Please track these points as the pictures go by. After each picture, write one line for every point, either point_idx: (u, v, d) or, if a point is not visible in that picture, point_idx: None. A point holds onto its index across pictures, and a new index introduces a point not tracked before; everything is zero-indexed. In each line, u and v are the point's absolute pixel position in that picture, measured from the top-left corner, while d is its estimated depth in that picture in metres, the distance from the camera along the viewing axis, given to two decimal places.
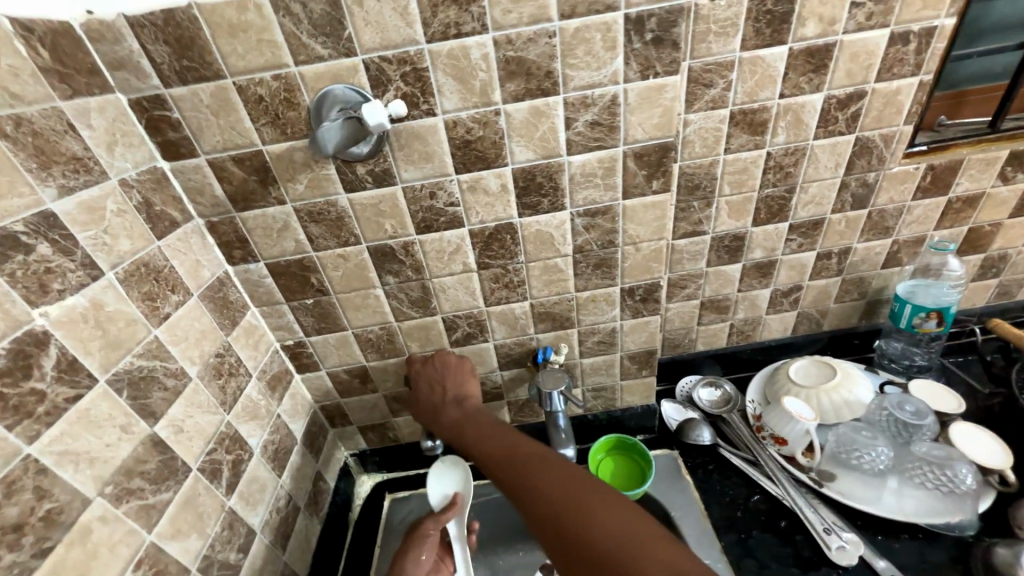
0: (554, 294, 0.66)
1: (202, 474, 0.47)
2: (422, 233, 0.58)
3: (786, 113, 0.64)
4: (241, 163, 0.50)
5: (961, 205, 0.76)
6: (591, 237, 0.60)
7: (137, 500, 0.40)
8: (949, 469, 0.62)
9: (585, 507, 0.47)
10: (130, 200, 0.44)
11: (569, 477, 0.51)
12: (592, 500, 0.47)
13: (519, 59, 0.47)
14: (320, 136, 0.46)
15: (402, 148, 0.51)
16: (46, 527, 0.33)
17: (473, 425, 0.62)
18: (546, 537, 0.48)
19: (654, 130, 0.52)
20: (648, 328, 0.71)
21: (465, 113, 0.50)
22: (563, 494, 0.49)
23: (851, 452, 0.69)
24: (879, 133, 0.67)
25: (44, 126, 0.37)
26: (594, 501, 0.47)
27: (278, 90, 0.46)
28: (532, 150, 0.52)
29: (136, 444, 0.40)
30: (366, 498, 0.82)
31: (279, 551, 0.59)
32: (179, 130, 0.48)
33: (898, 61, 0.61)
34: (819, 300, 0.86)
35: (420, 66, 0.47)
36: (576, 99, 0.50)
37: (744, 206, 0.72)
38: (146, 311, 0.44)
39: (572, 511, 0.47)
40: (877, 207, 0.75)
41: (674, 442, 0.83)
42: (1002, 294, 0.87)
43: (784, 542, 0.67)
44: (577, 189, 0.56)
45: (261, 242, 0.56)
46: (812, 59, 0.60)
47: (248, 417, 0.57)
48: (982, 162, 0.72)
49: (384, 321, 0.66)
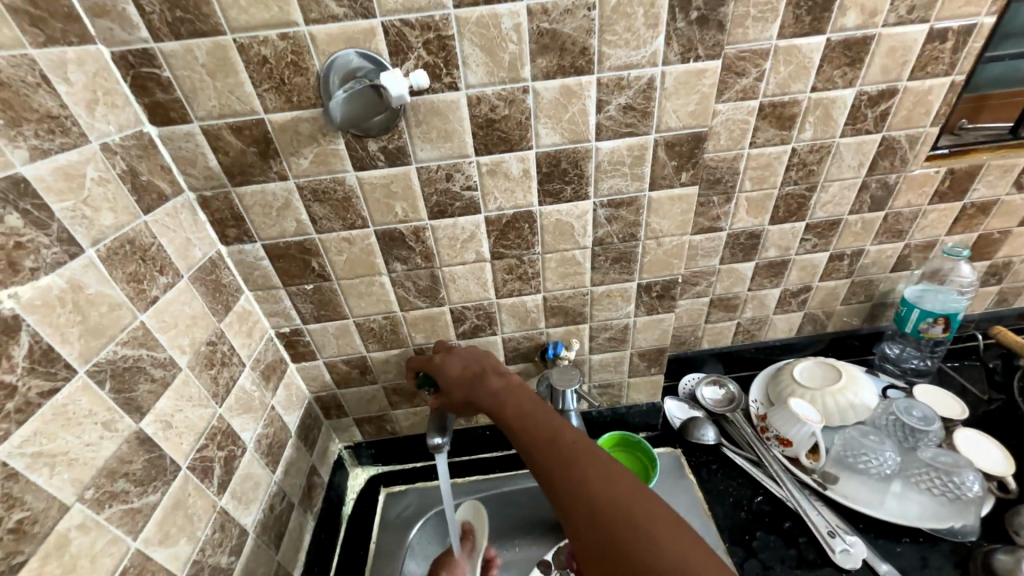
0: (568, 288, 0.63)
1: (192, 473, 0.43)
2: (435, 218, 0.54)
3: (816, 108, 0.62)
4: (240, 133, 0.45)
5: (974, 211, 0.76)
6: (613, 229, 0.57)
7: (121, 505, 0.36)
8: (957, 476, 0.63)
9: (633, 517, 0.37)
10: (113, 169, 0.39)
11: (619, 480, 0.40)
12: (645, 516, 0.37)
13: (553, 33, 0.43)
14: (337, 103, 0.43)
15: (420, 124, 0.47)
16: (18, 540, 0.29)
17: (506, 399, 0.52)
18: (577, 540, 0.39)
19: (688, 119, 0.49)
20: (661, 325, 0.69)
21: (491, 89, 0.45)
22: (609, 501, 0.39)
23: (858, 455, 0.69)
24: (905, 133, 0.66)
25: (13, 76, 0.32)
26: (643, 507, 0.38)
27: (284, 51, 0.41)
28: (559, 133, 0.49)
29: (120, 443, 0.36)
30: (360, 491, 0.79)
31: (273, 551, 0.55)
32: (170, 92, 0.42)
33: (933, 59, 0.59)
34: (826, 301, 0.85)
35: (445, 34, 0.42)
36: (611, 81, 0.46)
37: (764, 204, 0.70)
38: (131, 294, 0.39)
39: (613, 518, 0.38)
40: (894, 209, 0.74)
41: (677, 441, 0.82)
42: (1001, 302, 0.88)
43: (788, 544, 0.67)
44: (603, 177, 0.53)
45: (259, 221, 0.51)
46: (849, 52, 0.58)
47: (241, 409, 0.53)
48: (999, 169, 0.71)
49: (388, 310, 0.62)
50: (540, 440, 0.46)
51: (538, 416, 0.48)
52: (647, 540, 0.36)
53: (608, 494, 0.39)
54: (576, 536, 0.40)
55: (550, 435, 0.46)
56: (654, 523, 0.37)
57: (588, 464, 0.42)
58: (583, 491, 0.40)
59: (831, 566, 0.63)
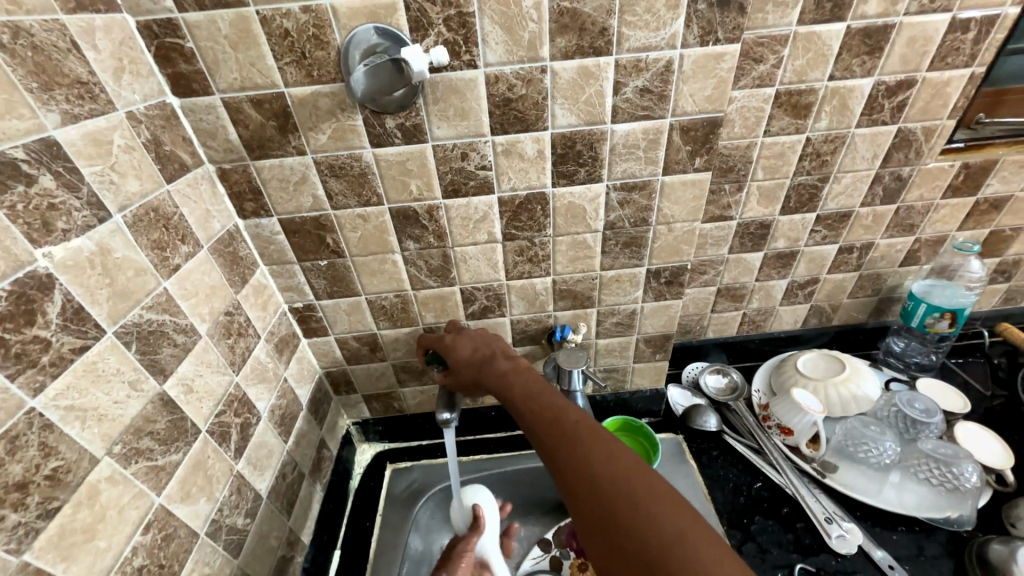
0: (578, 272, 0.63)
1: (211, 437, 0.45)
2: (449, 197, 0.54)
3: (833, 97, 0.61)
4: (260, 107, 0.46)
5: (987, 207, 0.75)
6: (625, 214, 0.58)
7: (146, 461, 0.37)
8: (955, 467, 0.64)
9: (633, 493, 0.38)
10: (139, 137, 0.40)
11: (621, 458, 0.41)
12: (646, 493, 0.38)
13: (573, 12, 0.43)
14: (358, 80, 0.43)
15: (437, 102, 0.47)
16: (52, 487, 0.30)
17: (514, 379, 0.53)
18: (579, 515, 0.40)
19: (704, 103, 0.49)
20: (668, 311, 0.69)
21: (509, 67, 0.46)
22: (612, 478, 0.39)
23: (858, 445, 0.70)
24: (921, 126, 0.65)
25: (46, 41, 0.33)
26: (642, 484, 0.38)
27: (306, 24, 0.42)
28: (575, 114, 0.49)
29: (145, 403, 0.38)
30: (367, 466, 0.81)
31: (286, 518, 0.57)
32: (193, 63, 0.43)
33: (953, 50, 0.59)
34: (833, 294, 0.85)
35: (466, 11, 0.42)
36: (629, 62, 0.46)
37: (775, 193, 0.70)
38: (155, 261, 0.40)
39: (612, 494, 0.38)
40: (906, 203, 0.74)
41: (679, 427, 0.84)
42: (1009, 300, 0.88)
43: (786, 528, 0.68)
44: (617, 160, 0.53)
45: (276, 195, 0.52)
46: (869, 41, 0.57)
47: (256, 379, 0.54)
48: (1015, 165, 0.71)
49: (399, 289, 0.63)
50: (545, 419, 0.47)
51: (544, 397, 0.49)
52: (645, 515, 0.36)
53: (609, 470, 0.40)
54: (576, 512, 0.40)
55: (555, 415, 0.47)
56: (654, 500, 0.37)
57: (590, 442, 0.42)
58: (584, 468, 0.41)
59: (827, 551, 0.65)
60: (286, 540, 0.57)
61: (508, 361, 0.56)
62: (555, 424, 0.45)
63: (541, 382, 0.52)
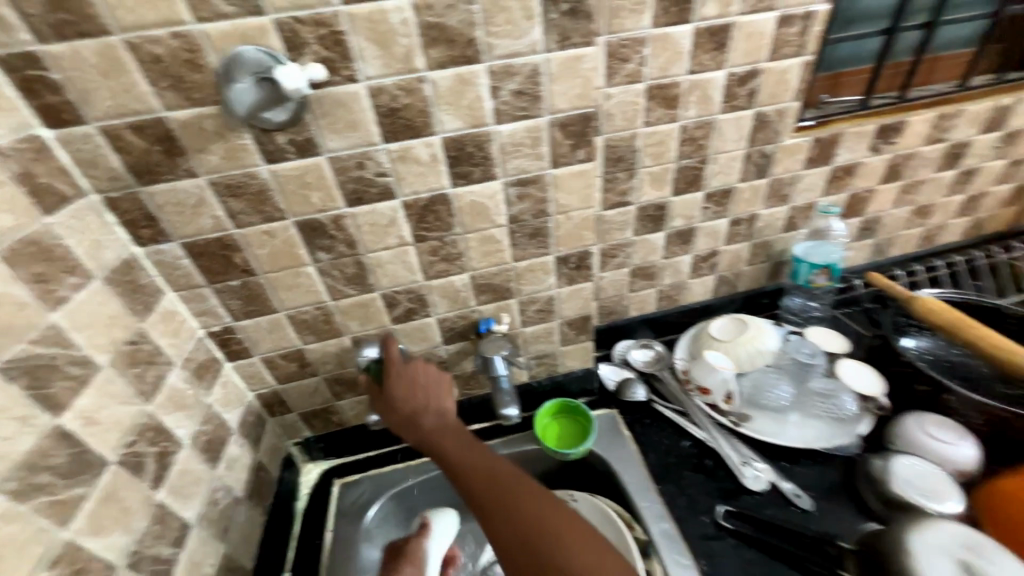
0: (493, 266, 0.67)
1: (122, 467, 0.44)
2: (353, 205, 0.57)
3: (695, 89, 0.70)
4: (142, 132, 0.46)
5: (842, 173, 0.87)
6: (525, 207, 0.62)
7: (44, 497, 0.37)
8: (838, 401, 0.75)
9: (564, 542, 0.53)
10: (7, 172, 0.40)
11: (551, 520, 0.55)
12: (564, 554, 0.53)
13: (440, 26, 0.47)
14: (238, 93, 0.45)
15: (325, 115, 0.50)
16: None
17: (451, 437, 0.63)
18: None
19: (575, 101, 0.55)
20: (583, 294, 0.75)
21: (389, 80, 0.49)
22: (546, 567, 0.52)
23: (761, 394, 0.79)
24: (774, 108, 0.75)
25: None
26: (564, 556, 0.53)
27: (178, 50, 0.43)
28: (460, 118, 0.53)
29: (38, 437, 0.37)
30: (313, 485, 0.80)
31: (221, 544, 0.56)
32: (61, 94, 0.43)
33: (785, 42, 0.69)
34: (733, 263, 0.95)
35: (337, 30, 0.45)
36: (500, 69, 0.51)
37: (664, 177, 0.78)
38: (39, 294, 0.40)
39: (548, 556, 0.53)
40: (776, 176, 0.84)
41: (613, 401, 0.89)
42: (877, 253, 1.02)
43: (710, 477, 0.74)
44: (507, 158, 0.57)
45: (173, 219, 0.52)
46: (714, 38, 0.66)
47: (172, 407, 0.53)
48: (857, 135, 0.83)
49: (319, 301, 0.64)
50: (482, 473, 0.59)
51: (478, 453, 0.62)
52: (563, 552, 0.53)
53: (544, 544, 0.53)
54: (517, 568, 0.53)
55: (490, 475, 0.59)
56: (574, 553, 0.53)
57: (529, 504, 0.56)
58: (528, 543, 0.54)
59: (745, 492, 0.72)
60: (223, 568, 0.56)
61: (437, 419, 0.64)
62: (491, 485, 0.58)
63: (473, 440, 0.63)
